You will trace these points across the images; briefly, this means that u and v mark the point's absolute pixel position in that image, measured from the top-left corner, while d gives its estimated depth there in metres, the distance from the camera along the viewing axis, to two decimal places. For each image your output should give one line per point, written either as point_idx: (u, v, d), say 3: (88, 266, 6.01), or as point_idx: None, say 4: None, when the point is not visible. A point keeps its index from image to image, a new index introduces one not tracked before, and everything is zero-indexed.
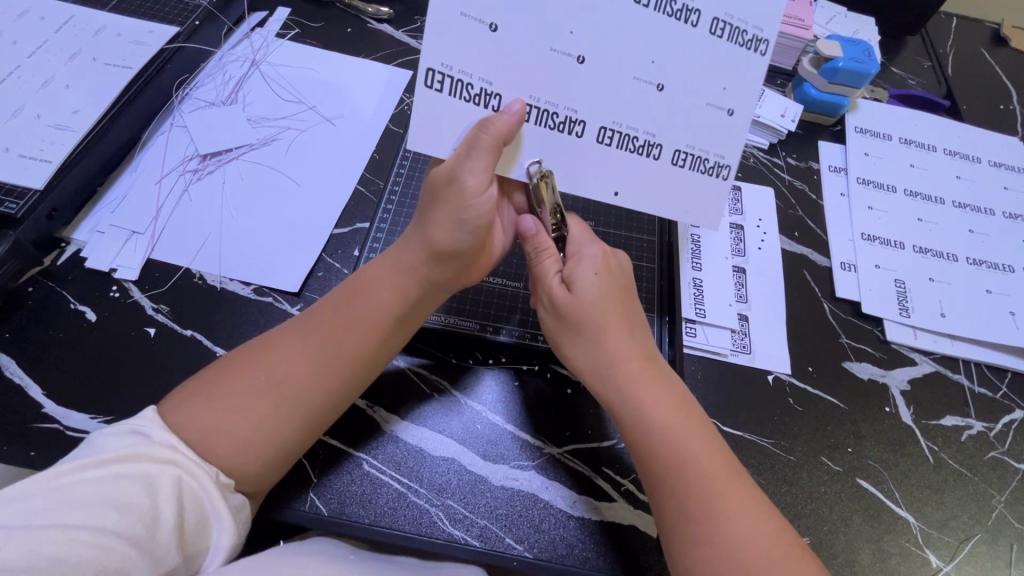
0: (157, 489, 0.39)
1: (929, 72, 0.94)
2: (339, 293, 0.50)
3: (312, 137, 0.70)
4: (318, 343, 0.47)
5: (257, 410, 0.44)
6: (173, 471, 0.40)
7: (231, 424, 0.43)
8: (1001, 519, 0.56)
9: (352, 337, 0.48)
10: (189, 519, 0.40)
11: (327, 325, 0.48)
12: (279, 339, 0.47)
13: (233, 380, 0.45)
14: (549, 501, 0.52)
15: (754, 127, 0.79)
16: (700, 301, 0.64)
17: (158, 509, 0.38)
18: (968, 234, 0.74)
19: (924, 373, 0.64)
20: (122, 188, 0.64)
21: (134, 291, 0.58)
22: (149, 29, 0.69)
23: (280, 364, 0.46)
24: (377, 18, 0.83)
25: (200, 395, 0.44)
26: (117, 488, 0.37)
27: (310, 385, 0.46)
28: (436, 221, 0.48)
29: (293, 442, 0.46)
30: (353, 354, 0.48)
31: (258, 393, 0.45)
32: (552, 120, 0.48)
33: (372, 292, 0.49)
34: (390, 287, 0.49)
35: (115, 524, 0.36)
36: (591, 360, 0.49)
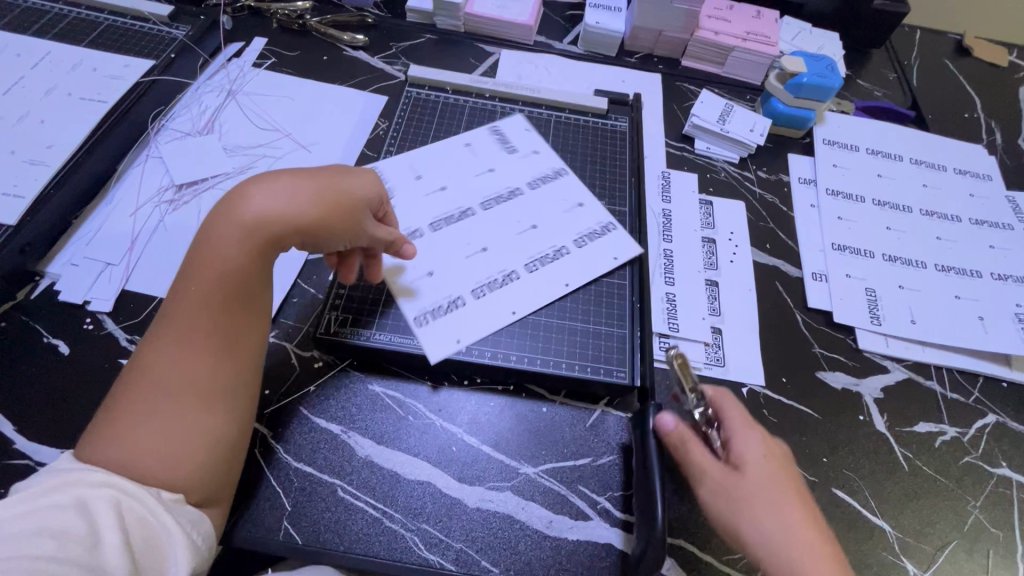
0: (96, 511, 0.37)
1: (894, 83, 0.96)
2: (188, 280, 0.48)
3: (288, 163, 0.71)
4: (189, 333, 0.46)
5: (171, 415, 0.44)
6: (111, 493, 0.39)
7: (155, 440, 0.43)
8: (977, 524, 0.56)
9: (226, 303, 0.48)
10: (137, 537, 0.38)
11: (198, 314, 0.47)
12: (152, 353, 0.46)
13: (130, 408, 0.43)
14: (525, 522, 0.51)
15: (724, 143, 0.81)
16: (673, 315, 0.65)
17: (100, 531, 0.37)
18: (936, 241, 0.75)
19: (897, 380, 0.64)
20: (96, 220, 0.64)
21: (108, 323, 0.58)
22: (125, 64, 0.71)
23: (172, 367, 0.45)
24: (352, 45, 0.85)
25: (99, 434, 0.42)
26: (51, 516, 0.36)
27: (213, 371, 0.46)
28: (298, 192, 0.50)
29: (223, 425, 0.46)
30: (236, 318, 0.48)
31: (163, 403, 0.44)
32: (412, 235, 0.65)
33: (222, 251, 0.48)
34: (248, 247, 0.48)
35: (52, 549, 0.35)
36: (767, 548, 0.44)
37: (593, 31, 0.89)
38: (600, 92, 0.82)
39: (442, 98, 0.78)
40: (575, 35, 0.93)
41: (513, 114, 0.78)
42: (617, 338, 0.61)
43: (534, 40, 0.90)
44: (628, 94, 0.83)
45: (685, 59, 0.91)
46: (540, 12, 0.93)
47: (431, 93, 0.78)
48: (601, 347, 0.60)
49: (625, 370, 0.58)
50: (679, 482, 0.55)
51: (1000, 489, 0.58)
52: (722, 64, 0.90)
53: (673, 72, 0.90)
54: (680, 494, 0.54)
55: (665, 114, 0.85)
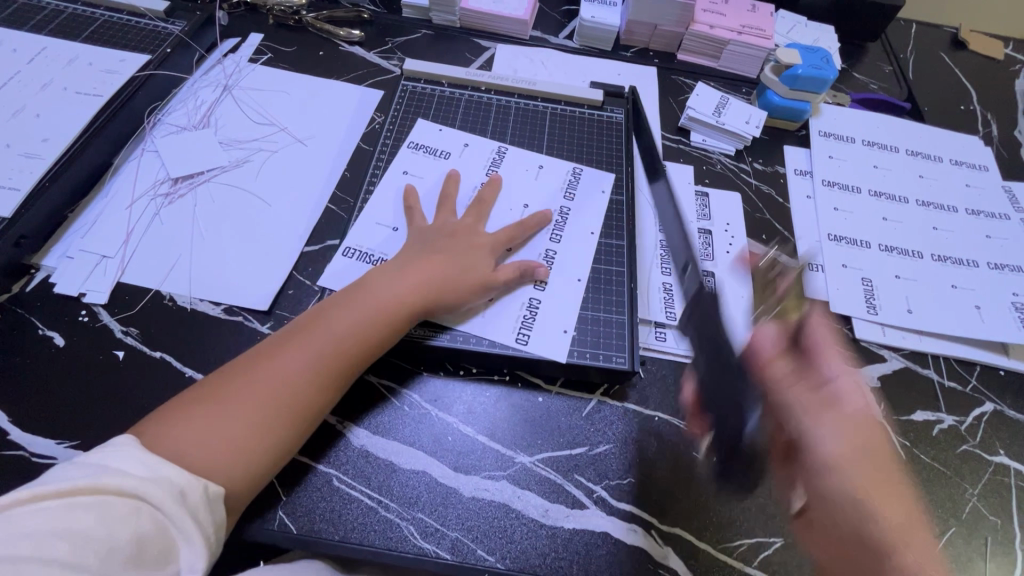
0: (117, 523, 0.38)
1: (890, 76, 0.96)
2: (336, 306, 0.54)
3: (284, 157, 0.72)
4: (311, 352, 0.51)
5: (254, 418, 0.47)
6: (132, 504, 0.38)
7: (229, 432, 0.46)
8: (976, 512, 0.56)
9: (346, 337, 0.52)
10: (152, 547, 0.39)
11: (321, 338, 0.52)
12: (269, 355, 0.50)
13: (226, 399, 0.47)
14: (520, 510, 0.51)
15: (719, 135, 0.81)
16: (669, 304, 0.64)
17: (114, 541, 0.37)
18: (932, 231, 0.75)
19: (894, 370, 0.64)
20: (92, 213, 0.64)
21: (103, 315, 0.58)
22: (121, 58, 0.71)
23: (276, 376, 0.49)
24: (348, 40, 0.85)
25: (194, 411, 0.46)
26: (74, 521, 0.37)
27: (307, 393, 0.50)
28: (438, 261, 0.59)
29: (289, 444, 0.49)
30: (346, 352, 0.52)
31: (253, 405, 0.47)
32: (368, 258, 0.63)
33: (371, 294, 0.55)
34: (381, 304, 0.54)
35: (66, 557, 0.36)
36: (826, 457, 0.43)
37: (589, 26, 0.89)
38: (595, 85, 0.82)
39: (437, 92, 0.78)
40: (570, 29, 0.93)
41: (508, 107, 0.78)
42: (617, 324, 0.60)
43: (529, 35, 0.91)
44: (623, 87, 0.83)
45: (681, 52, 0.91)
46: (536, 7, 0.93)
47: (427, 87, 0.78)
48: (599, 333, 0.60)
49: (625, 356, 0.58)
50: (675, 471, 0.55)
51: (998, 477, 0.58)
52: (717, 57, 0.90)
53: (669, 66, 0.90)
54: (676, 483, 0.54)
55: (661, 107, 0.85)
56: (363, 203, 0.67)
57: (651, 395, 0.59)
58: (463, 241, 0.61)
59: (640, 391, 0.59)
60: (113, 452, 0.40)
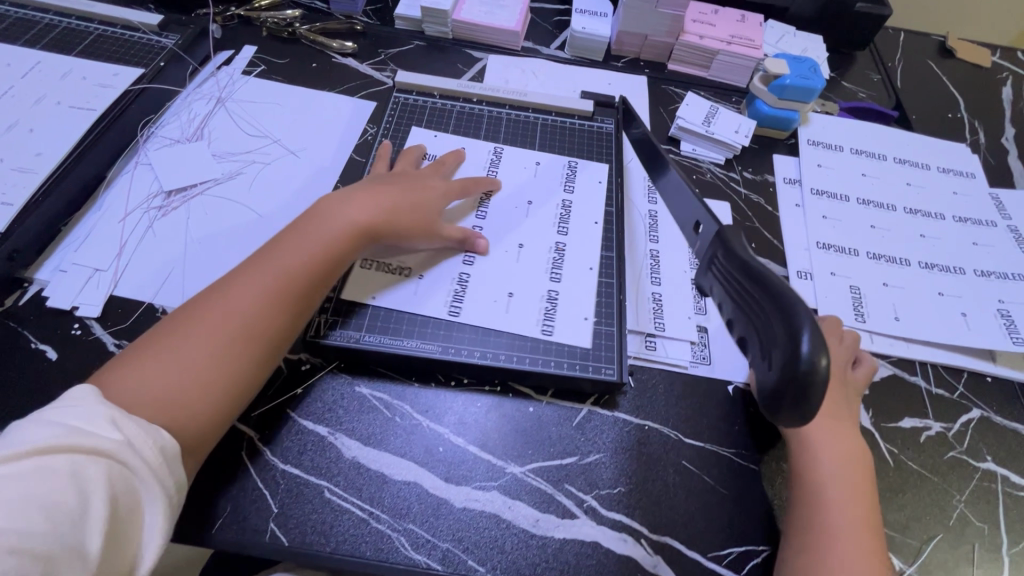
0: (87, 484, 0.37)
1: (878, 84, 0.97)
2: (283, 240, 0.56)
3: (277, 169, 0.72)
4: (256, 286, 0.52)
5: (200, 354, 0.48)
6: (104, 462, 0.39)
7: (174, 370, 0.47)
8: (963, 519, 0.57)
9: (293, 267, 0.54)
10: (121, 505, 0.39)
11: (267, 269, 0.53)
12: (216, 294, 0.52)
13: (171, 339, 0.48)
14: (511, 521, 0.52)
15: (709, 144, 0.82)
16: (658, 314, 0.65)
17: (87, 503, 0.37)
18: (919, 239, 0.76)
19: (882, 377, 0.65)
20: (85, 226, 0.64)
21: (96, 328, 0.58)
22: (114, 72, 0.72)
23: (223, 312, 0.50)
24: (341, 52, 0.86)
25: (142, 356, 0.47)
26: (40, 484, 0.36)
27: (253, 325, 0.51)
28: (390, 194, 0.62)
29: (240, 377, 0.49)
30: (295, 282, 0.54)
31: (199, 341, 0.48)
32: (386, 266, 0.63)
33: (320, 223, 0.57)
34: (323, 237, 0.56)
35: (36, 525, 0.35)
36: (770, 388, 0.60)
37: (580, 37, 0.90)
38: (586, 95, 0.83)
39: (429, 104, 0.79)
40: (562, 40, 0.94)
41: (500, 118, 0.79)
42: (606, 335, 0.61)
43: (522, 46, 0.92)
44: (613, 97, 0.84)
45: (671, 62, 0.92)
46: (527, 18, 0.94)
47: (419, 99, 0.79)
48: (589, 344, 0.60)
49: (614, 368, 0.59)
50: (665, 480, 0.55)
51: (985, 483, 0.59)
52: (707, 67, 0.91)
53: (659, 76, 0.91)
54: (667, 492, 0.55)
55: (652, 117, 0.86)
56: None
57: (642, 404, 0.59)
58: (414, 180, 0.65)
59: (631, 400, 0.59)
60: (67, 409, 0.40)
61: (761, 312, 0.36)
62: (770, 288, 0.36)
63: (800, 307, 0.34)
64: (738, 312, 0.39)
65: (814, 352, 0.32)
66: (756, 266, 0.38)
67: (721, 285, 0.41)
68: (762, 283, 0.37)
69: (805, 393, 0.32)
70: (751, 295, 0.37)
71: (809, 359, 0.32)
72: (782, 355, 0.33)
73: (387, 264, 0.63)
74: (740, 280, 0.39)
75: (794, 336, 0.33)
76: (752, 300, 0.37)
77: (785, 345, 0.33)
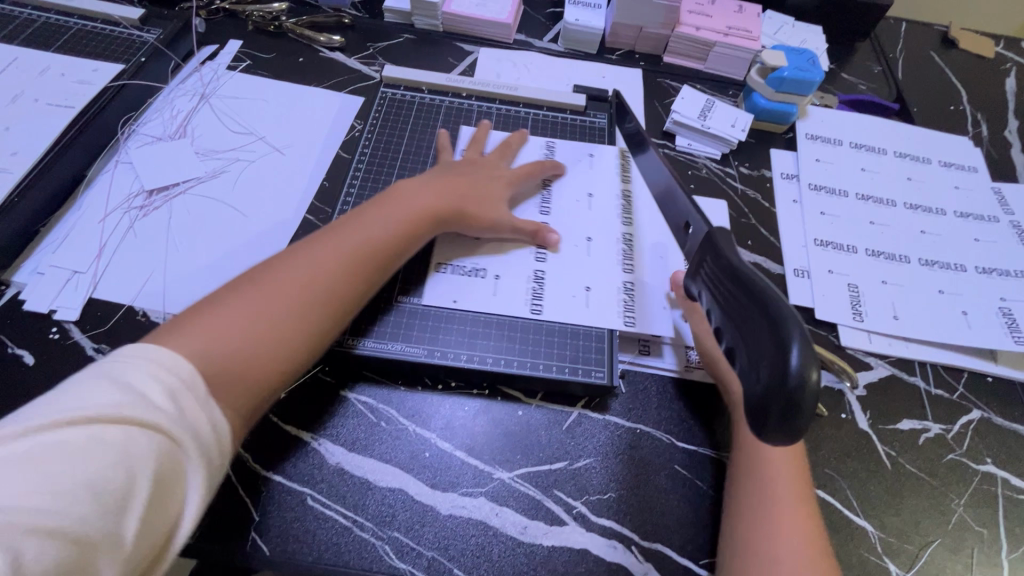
0: (136, 463, 0.36)
1: (879, 76, 0.95)
2: (360, 214, 0.57)
3: (261, 167, 0.71)
4: (325, 257, 0.52)
5: (277, 316, 0.48)
6: (155, 439, 0.37)
7: (250, 328, 0.46)
8: (962, 523, 0.55)
9: (371, 241, 0.55)
10: (164, 483, 0.37)
11: (347, 239, 0.54)
12: (295, 257, 0.52)
13: (239, 300, 0.47)
14: (498, 528, 0.51)
15: (705, 139, 0.80)
16: (656, 312, 0.62)
17: (131, 483, 0.36)
18: (920, 234, 0.74)
19: (880, 377, 0.63)
20: (64, 227, 0.63)
21: (75, 332, 0.57)
22: (93, 68, 0.70)
23: (302, 275, 0.50)
24: (329, 46, 0.84)
25: (215, 309, 0.46)
26: (88, 460, 0.35)
27: (331, 292, 0.51)
28: (464, 182, 0.64)
29: (312, 344, 0.50)
30: (373, 255, 0.54)
31: (280, 303, 0.48)
32: (464, 270, 0.63)
33: (396, 204, 0.59)
34: (390, 220, 0.57)
35: (80, 505, 0.34)
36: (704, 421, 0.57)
37: (573, 29, 0.87)
38: (579, 89, 0.81)
39: (418, 99, 0.77)
40: (555, 33, 0.92)
41: (490, 113, 0.77)
42: (597, 337, 0.60)
43: (514, 38, 0.90)
44: (607, 90, 0.82)
45: (667, 55, 0.90)
46: (520, 10, 0.92)
47: (407, 94, 0.77)
48: (579, 347, 0.59)
49: (605, 371, 0.58)
50: (657, 486, 0.54)
51: (985, 487, 0.57)
52: (703, 59, 0.89)
53: (654, 68, 0.89)
54: (658, 498, 0.53)
55: (646, 111, 0.84)
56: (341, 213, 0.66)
57: (635, 407, 0.58)
58: (479, 170, 0.66)
59: (623, 403, 0.58)
60: (125, 370, 0.39)
61: (750, 320, 0.35)
62: (759, 296, 0.36)
63: (787, 318, 0.33)
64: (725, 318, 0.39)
65: (803, 364, 0.31)
66: (747, 273, 0.38)
67: (710, 291, 0.42)
68: (754, 290, 0.36)
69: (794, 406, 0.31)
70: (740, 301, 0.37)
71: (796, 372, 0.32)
72: (768, 366, 0.33)
73: (462, 265, 0.63)
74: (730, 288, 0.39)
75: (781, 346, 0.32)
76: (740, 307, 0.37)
77: (772, 354, 0.33)
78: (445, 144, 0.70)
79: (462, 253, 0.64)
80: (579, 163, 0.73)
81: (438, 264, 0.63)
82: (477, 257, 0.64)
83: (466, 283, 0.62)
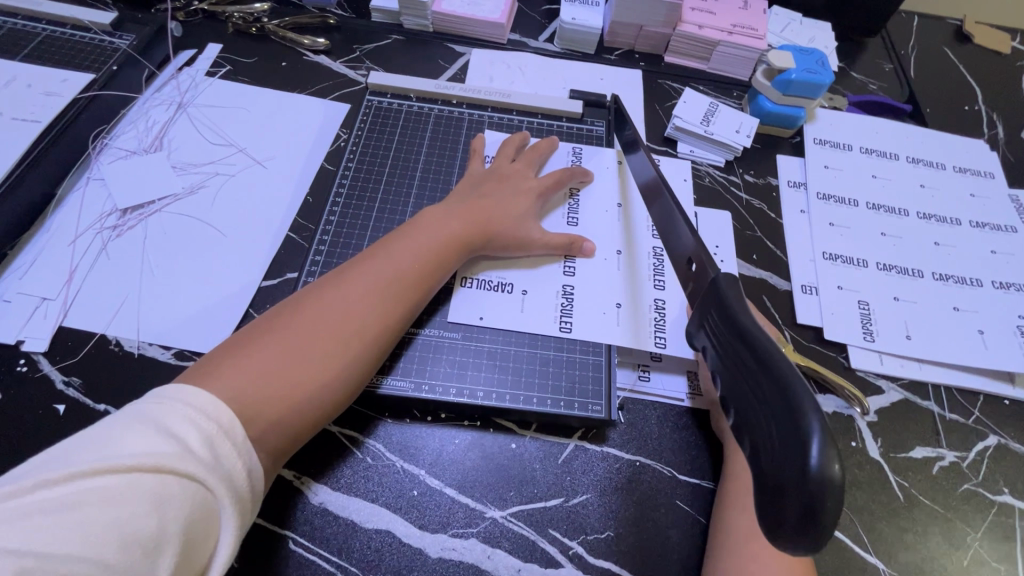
0: (170, 510, 0.34)
1: (890, 75, 0.91)
2: (392, 242, 0.56)
3: (242, 181, 0.67)
4: (356, 291, 0.51)
5: (310, 351, 0.47)
6: (191, 486, 0.35)
7: (283, 366, 0.45)
8: (977, 559, 0.53)
9: (404, 269, 0.54)
10: (198, 533, 0.35)
11: (381, 269, 0.53)
12: (329, 289, 0.51)
13: (276, 337, 0.47)
14: (491, 572, 0.48)
15: (708, 146, 0.76)
16: (659, 328, 0.59)
17: (165, 530, 0.33)
18: (933, 246, 0.71)
19: (891, 402, 0.60)
20: (33, 250, 0.60)
21: (44, 363, 0.54)
22: (63, 78, 0.66)
23: (335, 309, 0.50)
24: (313, 49, 0.80)
25: (248, 348, 0.46)
26: (122, 507, 0.33)
27: (364, 325, 0.50)
28: (497, 200, 0.62)
29: (347, 380, 0.48)
30: (404, 284, 0.53)
31: (312, 338, 0.47)
32: (488, 284, 0.61)
33: (431, 228, 0.58)
34: (419, 248, 0.56)
35: (111, 556, 0.32)
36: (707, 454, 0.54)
37: (569, 28, 0.83)
38: (576, 93, 0.77)
39: (406, 107, 0.73)
40: (551, 32, 0.88)
41: (482, 121, 0.74)
42: (593, 366, 0.57)
43: (508, 38, 0.85)
44: (605, 95, 0.78)
45: (668, 54, 0.86)
46: (514, 8, 0.88)
47: (395, 102, 0.74)
48: (575, 377, 0.57)
49: (602, 403, 0.55)
50: (658, 524, 0.51)
51: (1001, 519, 0.55)
52: (707, 59, 0.85)
53: (655, 69, 0.85)
54: (660, 536, 0.51)
55: (646, 115, 0.80)
56: (324, 231, 0.63)
57: (635, 438, 0.55)
58: (512, 183, 0.64)
59: (622, 434, 0.55)
60: (162, 414, 0.37)
61: (761, 395, 0.32)
62: (773, 369, 0.32)
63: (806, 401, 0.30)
64: (729, 385, 0.35)
65: (825, 463, 0.28)
66: (755, 336, 0.35)
67: (713, 348, 0.38)
68: (766, 359, 0.33)
69: (814, 511, 0.28)
70: (748, 369, 0.34)
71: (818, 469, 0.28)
72: (782, 457, 0.29)
73: (488, 279, 0.61)
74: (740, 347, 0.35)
75: (800, 439, 0.29)
76: (748, 375, 0.34)
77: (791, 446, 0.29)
78: (477, 149, 0.68)
79: (488, 266, 0.62)
80: (607, 171, 0.70)
81: (464, 277, 0.61)
82: (503, 269, 0.62)
83: (490, 297, 0.60)
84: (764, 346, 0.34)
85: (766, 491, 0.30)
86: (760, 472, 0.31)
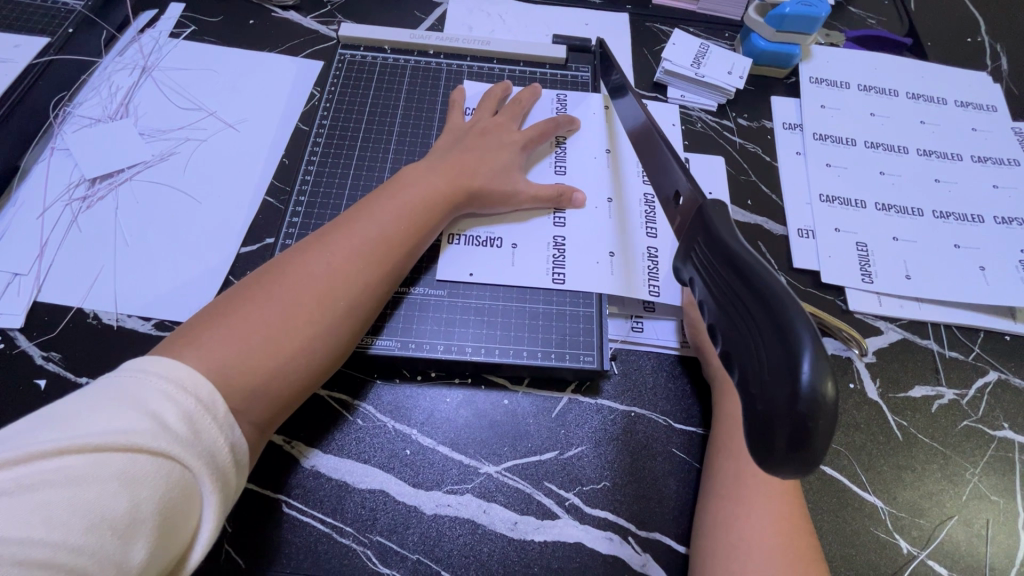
0: (144, 490, 0.33)
1: (890, 8, 0.86)
2: (374, 200, 0.54)
3: (213, 146, 0.64)
4: (338, 254, 0.49)
5: (292, 314, 0.45)
6: (165, 463, 0.34)
7: (264, 329, 0.44)
8: (977, 493, 0.53)
9: (388, 226, 0.52)
10: (176, 509, 0.34)
11: (363, 227, 0.51)
12: (309, 251, 0.49)
13: (255, 301, 0.45)
14: (487, 526, 0.48)
15: (700, 89, 0.73)
16: (654, 276, 0.58)
17: (138, 509, 0.33)
18: (934, 183, 0.68)
19: (890, 343, 0.59)
20: (1, 224, 0.58)
21: (21, 340, 0.53)
22: (15, 44, 0.63)
23: (316, 270, 0.48)
24: (281, 5, 0.75)
25: (227, 313, 0.44)
26: (92, 487, 0.32)
27: (348, 284, 0.48)
28: (482, 153, 0.60)
29: (333, 342, 0.47)
30: (389, 242, 0.51)
31: (294, 301, 0.46)
32: (477, 240, 0.59)
33: (414, 183, 0.55)
34: (402, 205, 0.53)
35: (80, 537, 0.31)
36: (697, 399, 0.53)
37: None
38: (559, 40, 0.73)
39: (380, 60, 0.70)
40: None
41: (461, 73, 0.70)
42: (585, 318, 0.56)
43: None
44: (590, 40, 0.75)
45: None
46: None
47: (369, 56, 0.70)
48: (567, 330, 0.55)
49: (594, 355, 0.54)
50: (655, 472, 0.51)
51: (1001, 454, 0.54)
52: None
53: (642, 11, 0.81)
54: (657, 484, 0.50)
55: (634, 60, 0.76)
56: (300, 194, 0.60)
57: (630, 389, 0.54)
58: (495, 135, 0.62)
59: (616, 386, 0.54)
60: (136, 389, 0.36)
61: (751, 323, 0.31)
62: (765, 299, 0.30)
63: (796, 318, 0.29)
64: (718, 313, 0.34)
65: (816, 382, 0.27)
66: (748, 262, 0.33)
67: (701, 278, 0.37)
68: (752, 282, 0.31)
69: (805, 432, 0.27)
70: (740, 301, 0.32)
71: (809, 388, 0.27)
72: (772, 379, 0.28)
73: (476, 235, 0.59)
74: (729, 279, 0.34)
75: (791, 358, 0.28)
76: (737, 303, 0.32)
77: (779, 366, 0.28)
78: (457, 102, 0.65)
79: (476, 221, 0.60)
80: (593, 118, 0.67)
81: (451, 235, 0.59)
82: (491, 224, 0.60)
83: (478, 252, 0.58)
84: (753, 274, 0.32)
85: (755, 419, 0.29)
86: (749, 397, 0.30)
